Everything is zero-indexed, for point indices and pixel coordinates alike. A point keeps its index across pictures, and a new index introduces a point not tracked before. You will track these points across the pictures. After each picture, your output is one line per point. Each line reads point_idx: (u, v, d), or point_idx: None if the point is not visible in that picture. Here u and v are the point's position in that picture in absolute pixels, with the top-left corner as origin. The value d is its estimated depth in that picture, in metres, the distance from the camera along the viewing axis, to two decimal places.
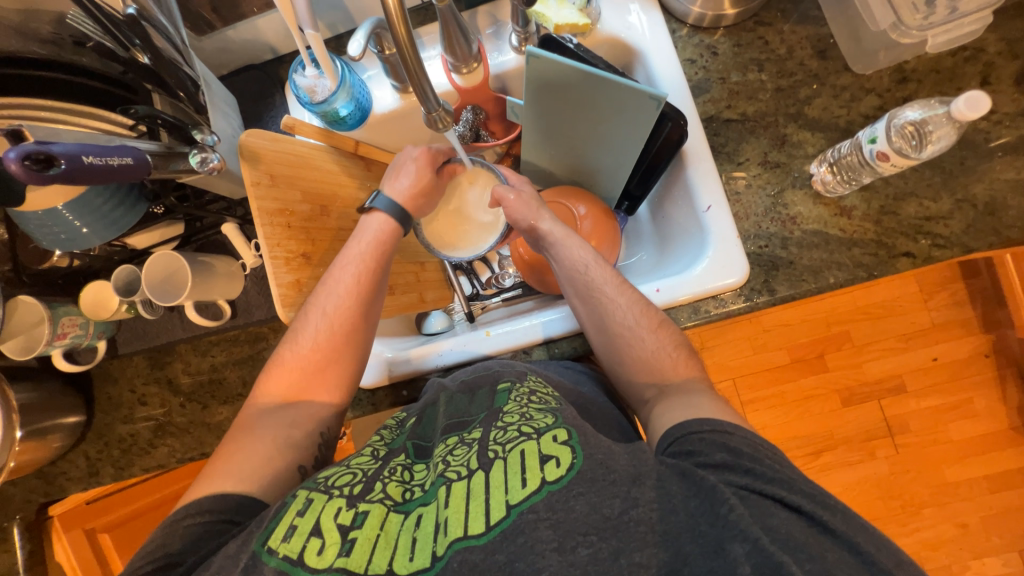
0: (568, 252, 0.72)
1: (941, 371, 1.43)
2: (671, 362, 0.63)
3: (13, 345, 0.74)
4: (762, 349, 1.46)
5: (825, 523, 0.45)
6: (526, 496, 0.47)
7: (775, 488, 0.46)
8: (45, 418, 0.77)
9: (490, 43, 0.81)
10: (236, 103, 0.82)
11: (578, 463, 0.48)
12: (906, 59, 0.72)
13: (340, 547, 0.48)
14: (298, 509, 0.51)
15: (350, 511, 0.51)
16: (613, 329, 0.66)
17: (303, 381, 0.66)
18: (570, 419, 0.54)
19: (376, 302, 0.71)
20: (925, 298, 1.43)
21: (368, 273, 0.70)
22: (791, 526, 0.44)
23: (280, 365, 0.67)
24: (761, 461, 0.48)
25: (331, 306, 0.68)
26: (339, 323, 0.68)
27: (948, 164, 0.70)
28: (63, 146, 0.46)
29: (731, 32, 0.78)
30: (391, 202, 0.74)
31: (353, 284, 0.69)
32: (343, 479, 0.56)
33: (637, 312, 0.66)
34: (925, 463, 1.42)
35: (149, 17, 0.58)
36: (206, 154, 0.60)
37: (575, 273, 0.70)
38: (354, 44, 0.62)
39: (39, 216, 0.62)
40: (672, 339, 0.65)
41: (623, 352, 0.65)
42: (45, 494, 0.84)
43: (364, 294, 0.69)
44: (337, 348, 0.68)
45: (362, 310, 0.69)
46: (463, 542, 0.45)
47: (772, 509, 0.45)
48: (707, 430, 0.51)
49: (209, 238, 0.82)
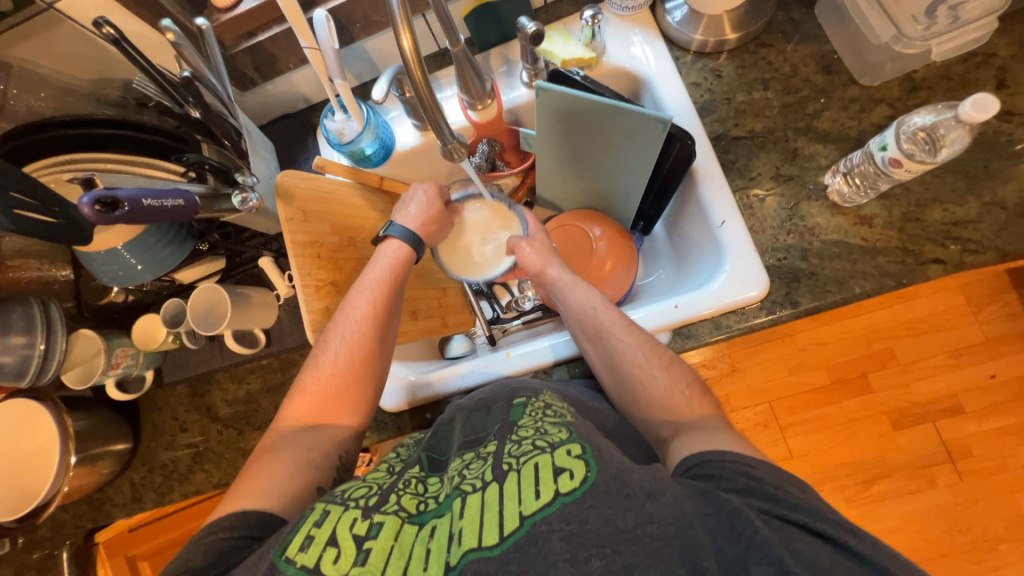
0: (576, 296, 0.74)
1: (1000, 389, 1.33)
2: (685, 401, 0.61)
3: (73, 376, 0.81)
4: (798, 369, 1.40)
5: (851, 548, 0.43)
6: (540, 507, 0.47)
7: (795, 513, 0.46)
8: (97, 444, 0.82)
9: (502, 80, 0.87)
10: (273, 148, 0.90)
11: (591, 476, 0.48)
12: (914, 68, 0.73)
13: (356, 557, 0.49)
14: (315, 519, 0.51)
15: (366, 522, 0.52)
16: (624, 368, 0.66)
17: (330, 409, 0.69)
18: (584, 433, 0.54)
19: (394, 321, 0.74)
20: (973, 311, 1.35)
21: (382, 308, 0.72)
22: (816, 551, 0.43)
23: (302, 391, 0.70)
24: (785, 488, 0.48)
25: (348, 340, 0.70)
26: (357, 347, 0.70)
27: (971, 168, 0.68)
28: (126, 191, 0.52)
29: (735, 55, 0.80)
30: (405, 229, 0.77)
31: (370, 321, 0.71)
32: (360, 492, 0.57)
33: (647, 351, 0.66)
34: (994, 492, 1.30)
35: (202, 79, 0.66)
36: (246, 194, 0.66)
37: (583, 315, 0.72)
38: (378, 88, 0.68)
39: (102, 256, 0.69)
40: (684, 377, 0.64)
41: (635, 391, 0.64)
42: (92, 520, 0.89)
43: (381, 316, 0.72)
44: (359, 376, 0.70)
45: (378, 341, 0.72)
46: (477, 552, 0.46)
47: (796, 533, 0.44)
48: (730, 461, 0.50)
49: (248, 272, 0.88)
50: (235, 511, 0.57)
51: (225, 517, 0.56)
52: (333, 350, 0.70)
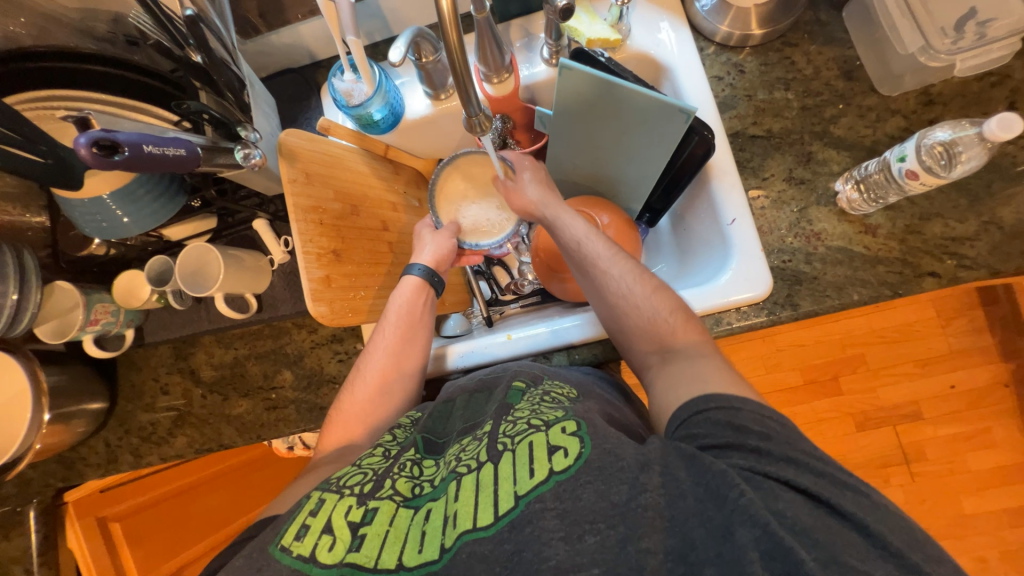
0: (563, 229, 0.73)
1: (958, 399, 1.41)
2: (671, 328, 0.62)
3: (47, 329, 0.76)
4: (775, 369, 1.46)
5: (832, 504, 0.43)
6: (534, 486, 0.47)
7: (779, 469, 0.46)
8: (73, 402, 0.79)
9: (522, 55, 0.84)
10: (275, 104, 0.85)
11: (586, 453, 0.48)
12: (932, 82, 0.73)
13: (351, 543, 0.49)
14: (310, 509, 0.52)
15: (361, 508, 0.52)
16: (609, 300, 0.66)
17: (356, 441, 0.68)
18: (580, 412, 0.54)
19: (416, 352, 0.74)
20: (942, 324, 1.41)
21: (396, 340, 0.72)
22: (797, 510, 0.43)
23: (330, 425, 0.70)
24: (770, 439, 0.47)
25: (365, 378, 0.71)
26: (376, 379, 0.71)
27: (974, 187, 0.70)
28: (126, 135, 0.48)
29: (758, 52, 0.80)
30: (422, 266, 0.77)
31: (389, 354, 0.72)
32: (355, 478, 0.56)
33: (632, 281, 0.66)
34: (941, 494, 1.39)
35: (206, 20, 0.61)
36: (249, 150, 0.63)
37: (570, 248, 0.72)
38: (395, 50, 0.63)
39: (85, 204, 0.65)
40: (670, 304, 0.63)
41: (621, 321, 0.65)
42: (63, 479, 0.85)
43: (400, 347, 0.72)
44: (385, 409, 0.70)
45: (399, 376, 0.72)
46: (472, 534, 0.46)
47: (777, 492, 0.44)
48: (713, 408, 0.50)
49: (241, 233, 0.84)
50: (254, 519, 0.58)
51: None
52: (354, 389, 0.71)
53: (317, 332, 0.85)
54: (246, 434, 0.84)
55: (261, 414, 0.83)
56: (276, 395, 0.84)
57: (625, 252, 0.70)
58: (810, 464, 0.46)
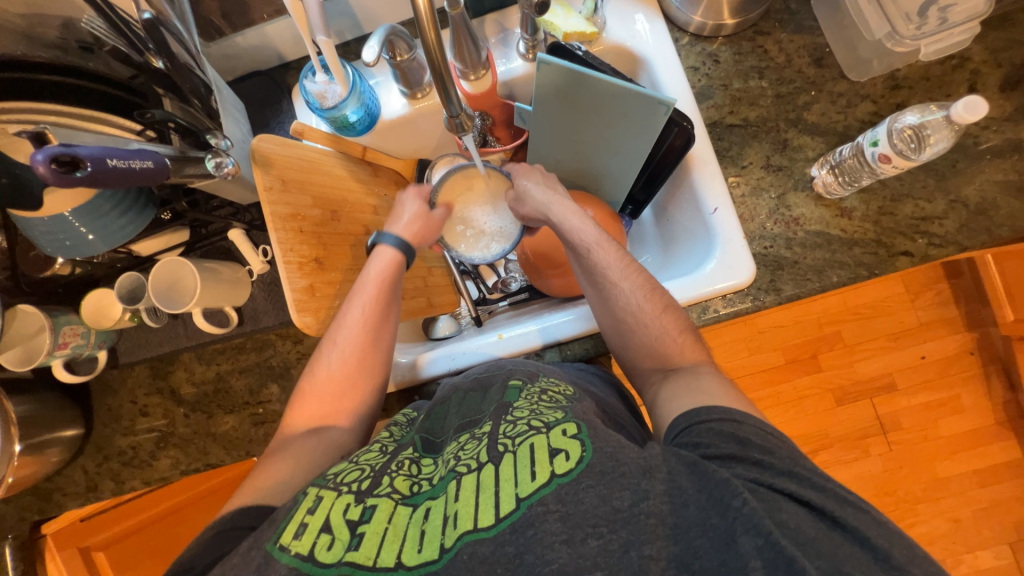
0: (571, 234, 0.71)
1: (929, 369, 1.47)
2: (676, 350, 0.63)
3: (11, 357, 0.72)
4: (758, 351, 1.50)
5: (835, 518, 0.45)
6: (536, 488, 0.47)
7: (782, 482, 0.47)
8: (47, 432, 0.75)
9: (498, 50, 0.83)
10: (244, 109, 0.82)
11: (587, 457, 0.49)
12: (898, 67, 0.75)
13: (350, 542, 0.48)
14: (308, 507, 0.50)
15: (359, 506, 0.51)
16: (618, 314, 0.66)
17: (333, 412, 0.65)
18: (580, 413, 0.54)
19: (390, 321, 0.70)
20: (912, 299, 1.47)
21: (373, 310, 0.68)
22: (801, 522, 0.44)
23: (301, 398, 0.66)
24: (772, 454, 0.49)
25: (341, 348, 0.67)
26: (352, 353, 0.67)
27: (940, 167, 0.73)
28: (88, 149, 0.45)
29: (731, 41, 0.80)
30: (397, 238, 0.73)
31: (362, 329, 0.67)
32: (352, 475, 0.55)
33: (643, 297, 0.65)
34: (917, 460, 1.45)
35: (166, 23, 0.59)
36: (221, 159, 0.61)
37: (579, 256, 0.70)
38: (369, 49, 0.62)
39: (46, 223, 0.61)
40: (678, 324, 0.65)
41: (628, 336, 0.66)
42: (40, 511, 0.82)
43: (376, 319, 0.68)
44: (362, 379, 0.67)
45: (374, 349, 0.68)
46: (473, 534, 0.46)
47: (780, 503, 0.45)
48: (715, 419, 0.51)
49: (215, 245, 0.81)
50: (238, 504, 0.55)
51: None
52: (329, 357, 0.67)
53: (303, 342, 0.83)
54: (233, 451, 0.81)
55: (248, 429, 0.81)
56: (263, 409, 0.81)
57: (636, 262, 0.69)
58: (811, 480, 0.47)
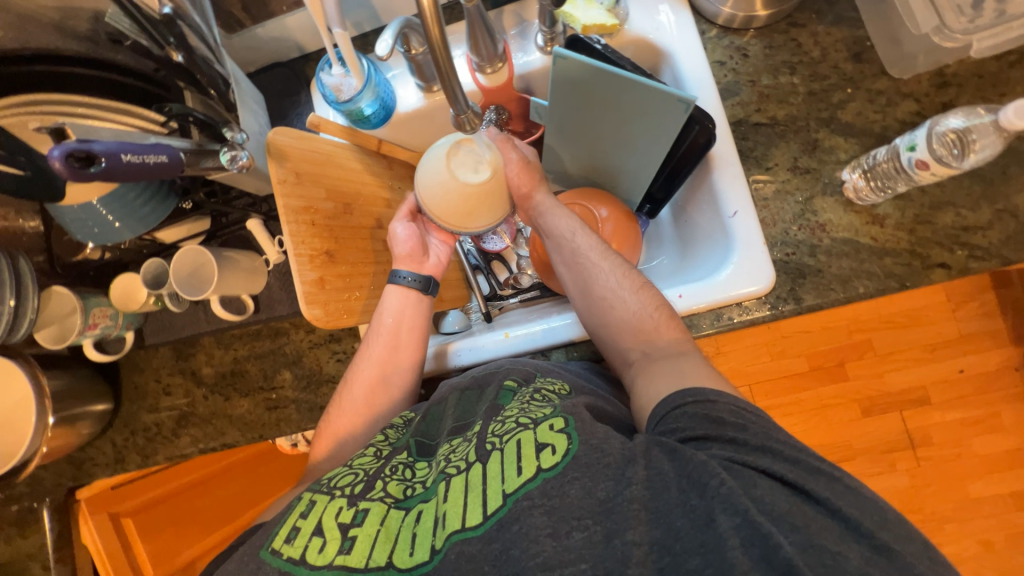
0: (554, 221, 0.74)
1: (967, 384, 1.38)
2: (654, 325, 0.62)
3: (48, 334, 0.76)
4: (781, 356, 1.44)
5: (808, 492, 0.43)
6: (522, 484, 0.47)
7: (759, 458, 0.45)
8: (77, 405, 0.79)
9: (516, 43, 0.81)
10: (263, 100, 0.83)
11: (573, 449, 0.48)
12: (947, 63, 0.70)
13: (341, 544, 0.50)
14: (301, 511, 0.53)
15: (351, 510, 0.52)
16: (596, 291, 0.66)
17: (348, 450, 0.70)
18: (568, 407, 0.53)
19: (404, 362, 0.73)
20: (952, 309, 1.38)
21: (387, 349, 0.72)
22: (776, 496, 0.43)
23: (325, 430, 0.72)
24: (747, 430, 0.47)
25: (355, 385, 0.72)
26: (364, 391, 0.71)
27: (988, 173, 0.67)
28: (103, 144, 0.47)
29: (763, 34, 0.76)
30: (413, 277, 0.76)
31: (377, 368, 0.72)
32: (346, 479, 0.57)
33: (620, 276, 0.67)
34: (947, 479, 1.38)
35: (184, 16, 0.58)
36: (235, 151, 0.61)
37: (561, 240, 0.72)
38: (383, 43, 0.63)
39: (76, 210, 0.65)
40: (655, 301, 0.64)
41: (606, 315, 0.65)
42: (73, 478, 0.88)
43: (387, 359, 0.72)
44: (376, 416, 0.71)
45: (388, 386, 0.72)
46: (461, 533, 0.46)
47: (756, 480, 0.43)
48: (690, 402, 0.50)
49: (236, 234, 0.83)
50: None
51: None
52: (346, 396, 0.73)
53: (315, 331, 0.85)
54: (248, 433, 0.84)
55: (262, 413, 0.84)
56: (276, 395, 0.84)
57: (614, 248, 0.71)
58: (784, 453, 0.45)
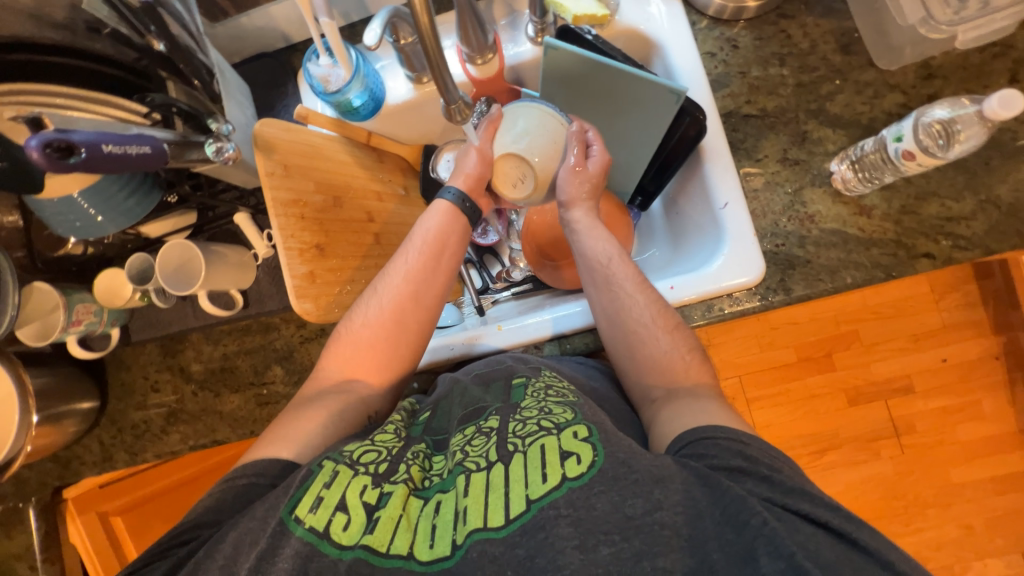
0: (591, 243, 0.71)
1: (950, 372, 1.41)
2: (683, 366, 0.61)
3: (30, 331, 0.75)
4: (769, 347, 1.46)
5: (854, 539, 0.43)
6: (546, 492, 0.47)
7: (796, 501, 0.45)
8: (62, 403, 0.78)
9: (506, 33, 0.80)
10: (249, 92, 0.82)
11: (599, 462, 0.48)
12: (932, 55, 0.71)
13: (366, 525, 0.49)
14: (324, 480, 0.51)
15: (376, 491, 0.52)
16: (628, 324, 0.65)
17: (362, 368, 0.67)
18: (590, 415, 0.54)
19: (434, 284, 0.71)
20: (935, 299, 1.41)
21: (422, 265, 0.70)
22: (820, 543, 0.43)
23: (338, 343, 0.68)
24: (780, 471, 0.48)
25: (380, 299, 0.68)
26: (392, 306, 0.68)
27: (972, 164, 0.68)
28: (82, 134, 0.46)
29: (753, 25, 0.76)
30: (459, 194, 0.73)
31: (408, 282, 0.69)
32: (369, 455, 0.56)
33: (656, 312, 0.65)
34: (929, 464, 1.41)
35: (166, 4, 0.58)
36: (221, 143, 0.59)
37: (596, 264, 0.70)
38: (371, 33, 0.61)
39: (54, 204, 0.63)
40: (687, 343, 0.63)
41: (635, 350, 0.64)
42: (60, 477, 0.85)
43: (420, 277, 0.70)
44: (395, 332, 0.68)
45: (419, 301, 0.70)
46: (482, 533, 0.46)
47: (798, 525, 0.44)
48: (724, 436, 0.50)
49: (223, 228, 0.82)
50: (260, 456, 0.57)
51: (257, 461, 0.56)
52: (367, 307, 0.69)
53: (306, 326, 0.84)
54: (239, 429, 0.83)
55: (253, 409, 0.83)
56: (267, 390, 0.83)
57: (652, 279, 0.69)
58: (823, 499, 0.46)
